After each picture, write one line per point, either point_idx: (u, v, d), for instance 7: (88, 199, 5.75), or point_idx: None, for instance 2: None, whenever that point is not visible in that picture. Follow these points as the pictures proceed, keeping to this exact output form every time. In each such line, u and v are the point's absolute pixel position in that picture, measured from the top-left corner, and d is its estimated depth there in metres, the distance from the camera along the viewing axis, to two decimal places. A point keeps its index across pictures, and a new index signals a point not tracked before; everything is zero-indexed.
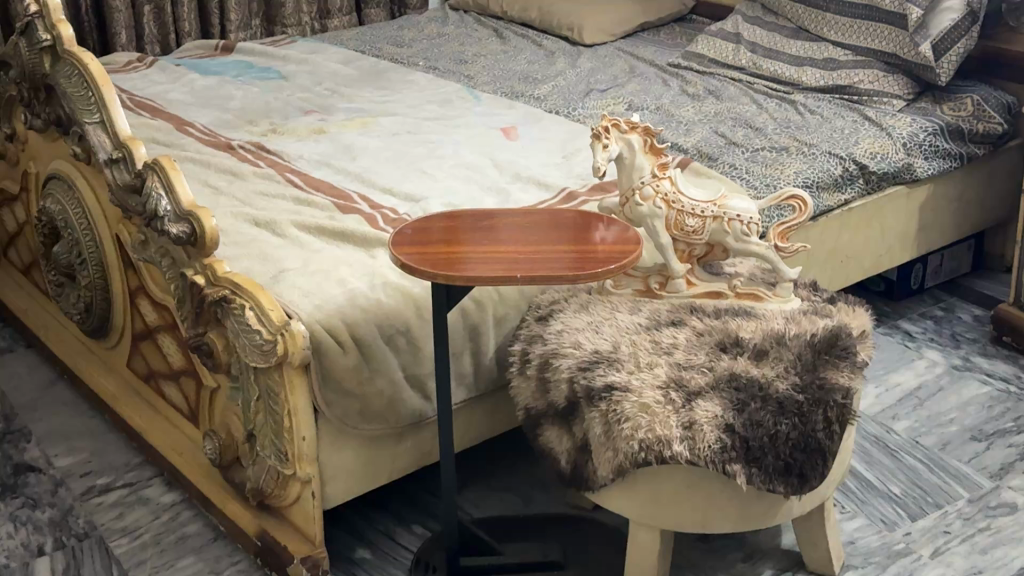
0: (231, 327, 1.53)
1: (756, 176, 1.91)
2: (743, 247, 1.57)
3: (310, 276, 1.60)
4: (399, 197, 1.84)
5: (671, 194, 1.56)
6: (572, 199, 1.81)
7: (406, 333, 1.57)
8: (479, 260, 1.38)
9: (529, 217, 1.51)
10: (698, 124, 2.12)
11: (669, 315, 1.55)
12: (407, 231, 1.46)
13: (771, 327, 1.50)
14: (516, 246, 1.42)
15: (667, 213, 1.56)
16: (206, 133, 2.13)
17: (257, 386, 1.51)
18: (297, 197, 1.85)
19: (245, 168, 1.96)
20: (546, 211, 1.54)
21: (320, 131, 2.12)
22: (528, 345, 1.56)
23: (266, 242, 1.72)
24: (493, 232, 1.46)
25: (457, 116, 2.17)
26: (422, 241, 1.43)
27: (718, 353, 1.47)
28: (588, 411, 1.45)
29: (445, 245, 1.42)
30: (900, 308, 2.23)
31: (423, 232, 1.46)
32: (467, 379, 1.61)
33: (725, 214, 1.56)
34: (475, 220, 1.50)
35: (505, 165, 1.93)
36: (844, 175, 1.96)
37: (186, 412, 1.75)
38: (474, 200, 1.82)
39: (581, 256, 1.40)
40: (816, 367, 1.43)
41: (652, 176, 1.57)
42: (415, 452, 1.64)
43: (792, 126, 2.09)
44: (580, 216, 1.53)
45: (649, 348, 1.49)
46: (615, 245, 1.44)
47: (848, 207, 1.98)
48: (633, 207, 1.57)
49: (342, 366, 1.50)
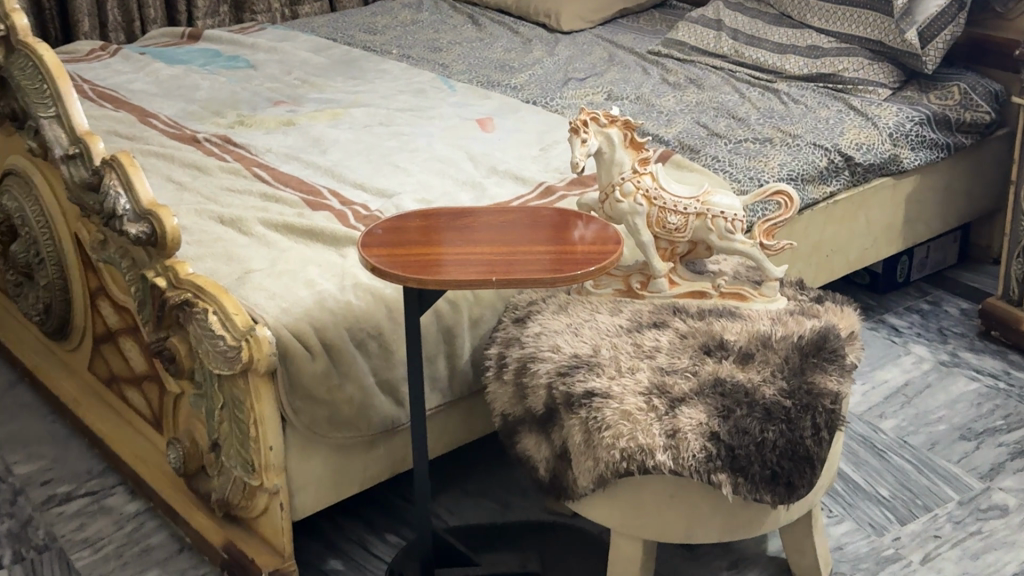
0: (194, 332, 1.46)
1: (739, 169, 1.85)
2: (728, 245, 1.51)
3: (277, 278, 1.54)
4: (370, 192, 1.78)
5: (653, 190, 1.51)
6: (550, 194, 1.76)
7: (377, 336, 1.51)
8: (453, 263, 1.32)
9: (505, 215, 1.45)
10: (679, 115, 2.06)
11: (650, 316, 1.49)
12: (378, 231, 1.39)
13: (757, 329, 1.45)
14: (492, 247, 1.36)
15: (649, 210, 1.51)
16: (171, 126, 2.06)
17: (222, 394, 1.45)
18: (265, 194, 1.78)
19: (210, 162, 1.89)
20: (523, 209, 1.47)
21: (289, 123, 2.05)
22: (505, 348, 1.50)
23: (232, 241, 1.65)
24: (468, 232, 1.40)
25: (431, 107, 2.10)
26: (394, 241, 1.37)
27: (701, 357, 1.41)
28: (568, 419, 1.39)
29: (417, 246, 1.36)
30: (885, 301, 2.18)
31: (395, 232, 1.39)
32: (442, 384, 1.55)
33: (708, 211, 1.50)
34: (449, 219, 1.44)
35: (480, 158, 1.87)
36: (829, 167, 1.91)
37: (150, 418, 1.68)
38: (449, 196, 1.76)
39: (559, 257, 1.34)
40: (803, 372, 1.38)
41: (633, 171, 1.51)
42: (388, 460, 1.58)
43: (775, 116, 2.03)
44: (559, 214, 1.47)
45: (631, 352, 1.43)
46: (594, 243, 1.38)
47: (833, 200, 1.93)
48: (613, 204, 1.51)
49: (310, 371, 1.44)
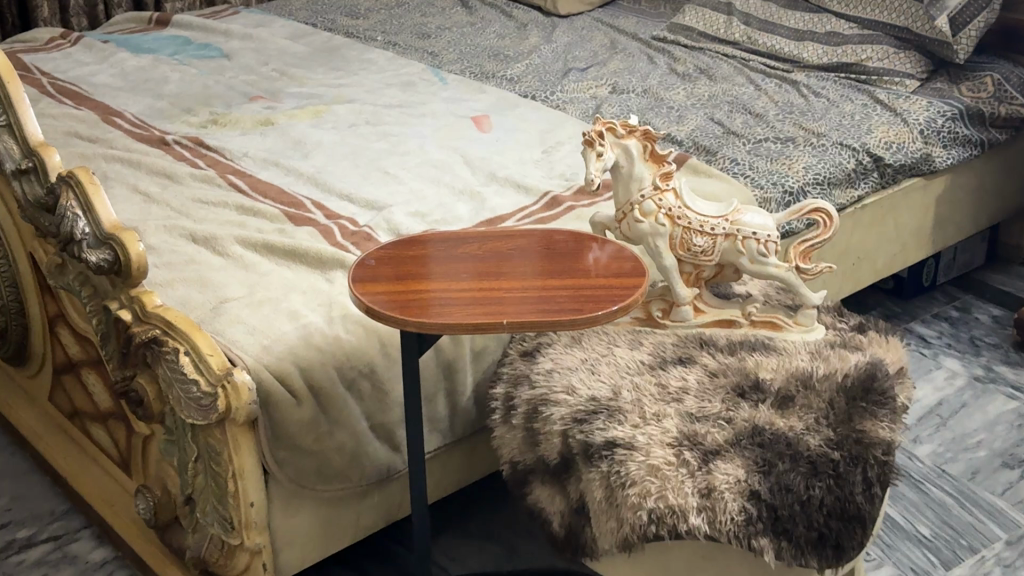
0: (164, 375, 1.30)
1: (761, 172, 1.69)
2: (760, 269, 1.35)
3: (257, 309, 1.38)
4: (359, 204, 1.61)
5: (676, 208, 1.35)
6: (556, 205, 1.60)
7: (370, 375, 1.35)
8: (458, 300, 1.16)
9: (510, 241, 1.29)
10: (691, 110, 1.90)
11: (675, 350, 1.34)
12: (371, 261, 1.23)
13: (795, 366, 1.30)
14: (500, 280, 1.20)
15: (672, 230, 1.35)
16: (138, 127, 1.89)
17: (195, 444, 1.29)
18: (241, 206, 1.62)
19: (181, 169, 1.72)
20: (534, 233, 1.31)
21: (267, 123, 1.88)
22: (512, 387, 1.34)
23: (205, 263, 1.49)
24: (472, 262, 1.24)
25: (421, 103, 1.93)
26: (390, 274, 1.21)
27: (734, 400, 1.26)
28: (587, 471, 1.24)
29: (415, 279, 1.20)
30: (911, 308, 2.03)
31: (389, 262, 1.23)
32: (442, 424, 1.40)
33: (738, 231, 1.34)
34: (449, 246, 1.27)
35: (478, 162, 1.71)
36: (857, 169, 1.75)
37: (117, 459, 1.52)
38: (445, 207, 1.60)
39: (576, 291, 1.18)
40: (850, 419, 1.23)
41: (654, 188, 1.35)
42: (382, 508, 1.43)
43: (796, 112, 1.88)
44: (575, 239, 1.31)
45: (655, 395, 1.28)
46: (615, 272, 1.22)
47: (861, 204, 1.78)
48: (632, 224, 1.35)
49: (295, 419, 1.28)
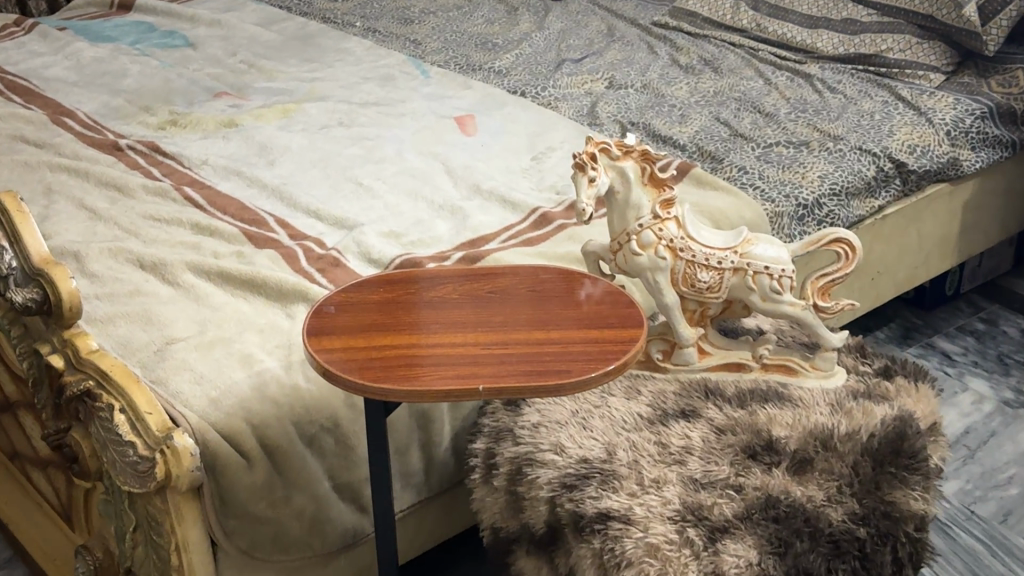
0: (98, 433, 1.15)
1: (772, 183, 1.53)
2: (774, 308, 1.20)
3: (206, 354, 1.22)
4: (327, 222, 1.46)
5: (679, 240, 1.19)
6: (545, 223, 1.44)
7: (334, 429, 1.20)
8: (428, 360, 1.01)
9: (491, 280, 1.14)
10: (695, 108, 1.74)
11: (678, 401, 1.18)
12: (331, 309, 1.08)
13: (814, 421, 1.14)
14: (477, 332, 1.05)
15: (673, 264, 1.19)
16: (89, 128, 1.72)
17: (134, 513, 1.14)
18: (197, 225, 1.46)
19: (133, 180, 1.56)
20: (520, 272, 1.16)
21: (230, 124, 1.72)
22: (493, 442, 1.19)
23: (152, 295, 1.33)
24: (447, 309, 1.09)
25: (400, 101, 1.77)
26: (353, 326, 1.06)
27: (745, 464, 1.11)
28: (577, 546, 1.08)
29: (380, 332, 1.05)
30: (933, 319, 1.88)
31: (351, 310, 1.08)
32: (416, 479, 1.25)
33: (748, 265, 1.18)
34: (420, 288, 1.12)
35: (460, 172, 1.55)
36: (878, 177, 1.59)
37: (58, 508, 1.37)
38: (422, 225, 1.44)
39: (562, 346, 1.03)
40: (878, 488, 1.08)
41: (653, 216, 1.19)
42: (350, 571, 1.28)
43: (809, 110, 1.71)
44: (565, 279, 1.15)
45: (654, 456, 1.12)
46: (610, 321, 1.07)
47: (882, 214, 1.62)
48: (628, 257, 1.20)
49: (246, 485, 1.13)
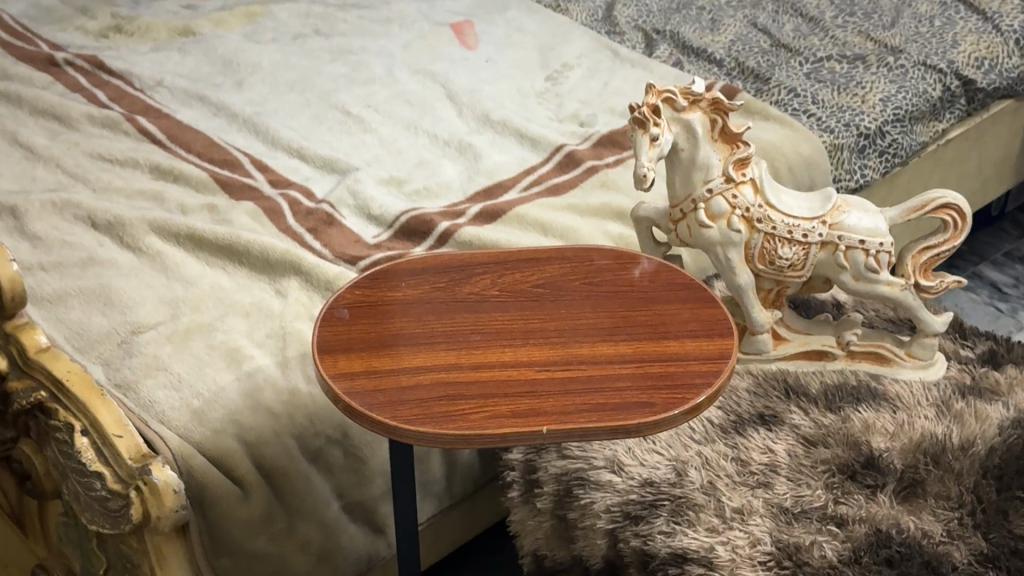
0: (56, 457, 0.94)
1: (828, 108, 1.33)
2: (867, 288, 1.00)
3: (182, 348, 1.00)
4: (315, 164, 1.23)
5: (755, 208, 0.98)
6: (574, 164, 1.22)
7: (342, 439, 0.99)
8: (471, 391, 0.81)
9: (535, 267, 0.93)
10: (726, 11, 1.55)
11: (754, 403, 1.00)
12: (343, 314, 0.87)
13: (919, 430, 0.96)
14: (529, 345, 0.85)
15: (749, 237, 0.99)
16: (18, 35, 1.46)
17: (110, 554, 0.94)
18: (158, 168, 1.22)
19: (75, 107, 1.31)
20: (571, 255, 0.95)
21: (188, 33, 1.47)
22: (534, 453, 1.00)
23: (110, 263, 1.10)
24: (486, 311, 0.88)
25: (385, 3, 1.56)
26: (373, 339, 0.85)
27: (843, 488, 0.92)
28: None
29: (406, 348, 0.84)
30: (977, 244, 1.70)
31: (369, 315, 0.87)
32: (437, 487, 1.04)
33: (838, 240, 0.98)
34: (450, 281, 0.91)
35: (465, 97, 1.33)
36: (944, 97, 1.38)
37: (7, 512, 1.14)
38: (429, 167, 1.23)
39: (635, 364, 0.83)
40: (1006, 518, 0.89)
41: (725, 179, 0.98)
42: None
43: (858, 14, 1.53)
44: (627, 264, 0.94)
45: (733, 478, 0.94)
46: (691, 324, 0.87)
47: (944, 139, 1.41)
48: (693, 229, 0.99)
49: (239, 518, 0.93)
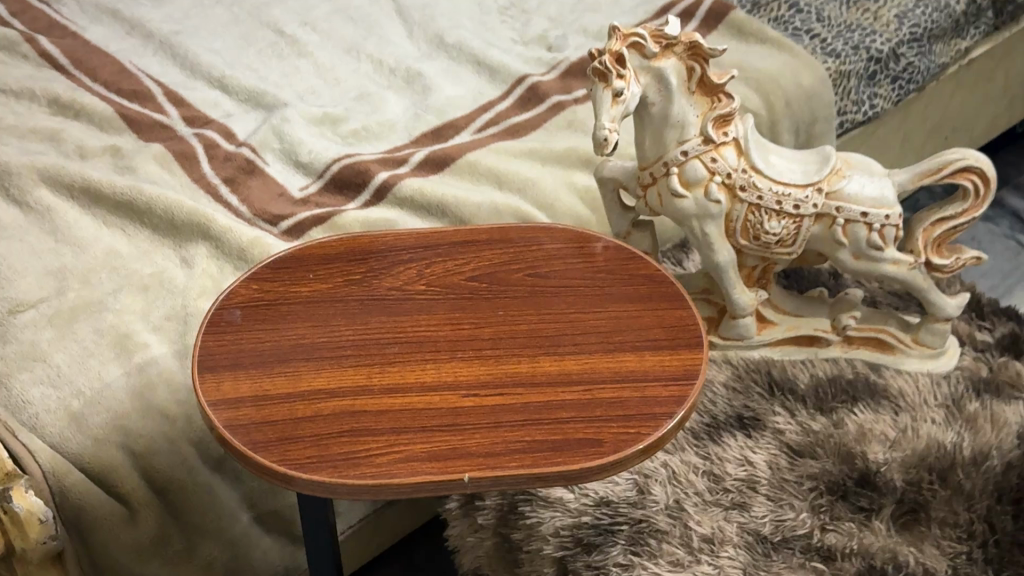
0: None
1: (836, 27, 1.15)
2: (869, 268, 0.85)
3: (66, 331, 0.86)
4: (238, 98, 1.08)
5: (739, 174, 0.83)
6: (536, 99, 1.06)
7: None
8: (381, 425, 0.66)
9: (473, 253, 0.78)
10: None
11: (732, 402, 0.85)
12: (236, 318, 0.73)
13: (924, 439, 0.82)
14: (455, 360, 0.70)
15: (730, 208, 0.84)
16: None
17: None
18: (56, 100, 1.06)
19: None
20: (518, 237, 0.80)
21: None
22: None
23: None
24: (407, 313, 0.73)
25: None
26: (267, 351, 0.70)
27: (833, 511, 0.78)
28: None
29: (306, 363, 0.70)
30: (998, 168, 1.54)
31: (266, 319, 0.73)
32: None
33: (835, 212, 0.83)
34: (367, 272, 0.76)
35: (418, 17, 1.18)
36: (969, 11, 1.20)
37: None
38: (369, 101, 1.07)
39: (579, 388, 0.68)
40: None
41: (704, 140, 0.82)
42: None
43: None
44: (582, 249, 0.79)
45: (703, 496, 0.79)
46: (649, 332, 0.72)
47: (967, 59, 1.24)
48: (665, 197, 0.84)
49: (124, 540, 0.81)
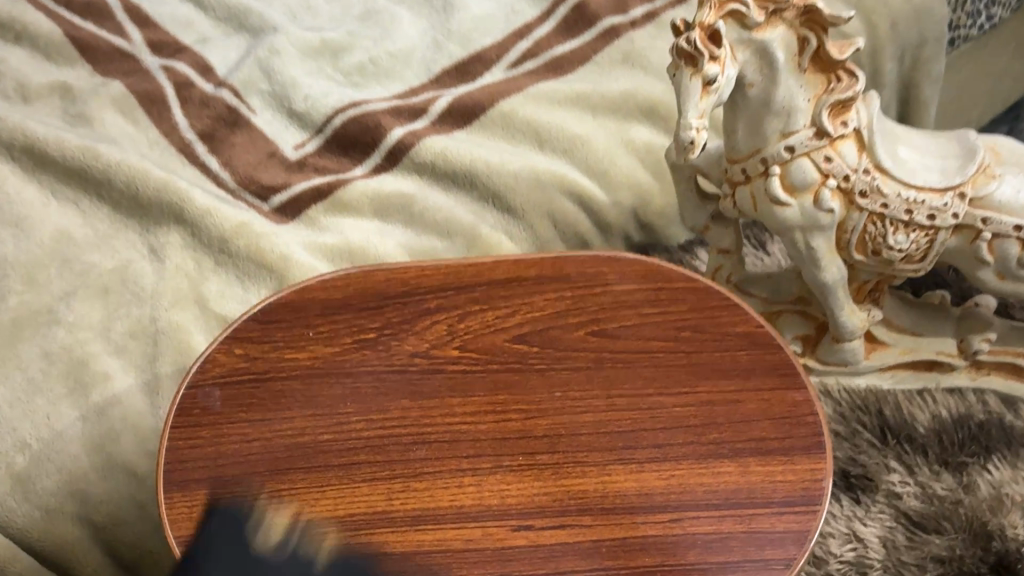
0: None
1: None
2: (1015, 288, 0.68)
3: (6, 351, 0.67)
4: (215, 16, 0.90)
5: (859, 178, 0.64)
6: (583, 24, 0.86)
7: None
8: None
9: (520, 299, 0.61)
10: None
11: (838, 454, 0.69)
12: (214, 403, 0.56)
13: None
14: (502, 472, 0.53)
15: (843, 217, 0.65)
16: None
17: None
18: None
19: None
20: (575, 272, 0.62)
21: None
22: None
23: None
24: (438, 396, 0.56)
25: None
26: (256, 458, 0.53)
27: None
28: None
29: (307, 476, 0.53)
30: None
31: (253, 405, 0.55)
32: None
33: (981, 227, 0.65)
34: (385, 331, 0.59)
35: None
36: None
37: None
38: (377, 21, 0.88)
39: (668, 520, 0.51)
40: None
41: (815, 132, 0.63)
42: None
43: None
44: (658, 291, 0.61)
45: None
46: (753, 431, 0.55)
47: None
48: (760, 201, 0.66)
49: None
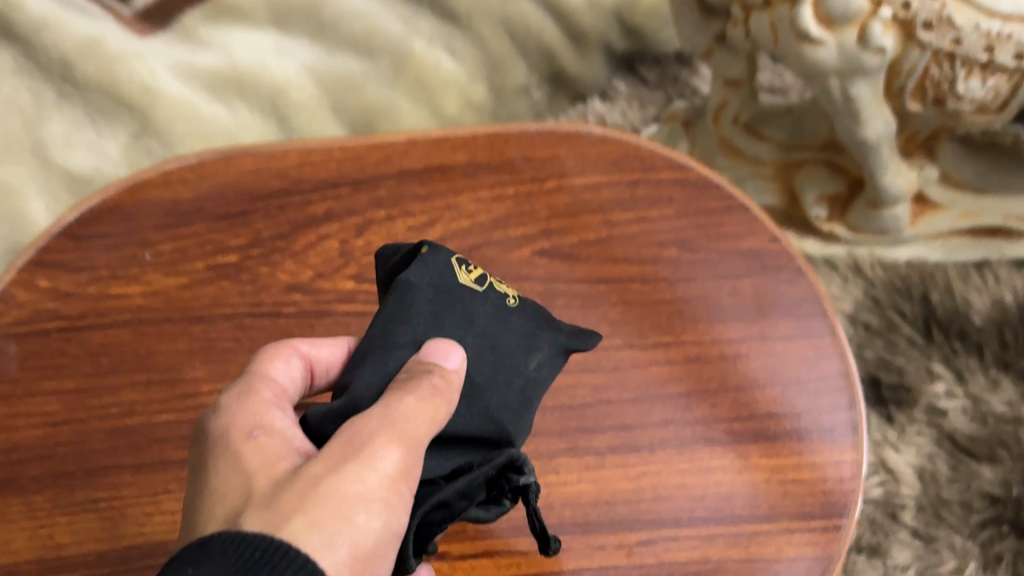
0: None
1: None
2: None
3: None
4: None
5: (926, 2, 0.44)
6: None
7: None
8: None
9: (442, 199, 0.43)
10: None
11: (877, 354, 0.56)
12: (10, 365, 0.40)
13: None
14: None
15: (897, 54, 0.47)
16: None
17: None
18: None
19: None
20: (521, 152, 0.44)
21: None
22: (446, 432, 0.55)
23: None
24: None
25: None
26: (65, 454, 0.38)
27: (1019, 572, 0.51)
28: None
29: (132, 478, 0.38)
30: None
31: (64, 370, 0.40)
32: None
33: None
34: (250, 253, 0.42)
35: None
36: None
37: None
38: None
39: (627, 542, 0.37)
40: None
41: None
42: None
43: None
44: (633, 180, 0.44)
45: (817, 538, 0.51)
46: (757, 403, 0.40)
47: None
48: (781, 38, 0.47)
49: None
